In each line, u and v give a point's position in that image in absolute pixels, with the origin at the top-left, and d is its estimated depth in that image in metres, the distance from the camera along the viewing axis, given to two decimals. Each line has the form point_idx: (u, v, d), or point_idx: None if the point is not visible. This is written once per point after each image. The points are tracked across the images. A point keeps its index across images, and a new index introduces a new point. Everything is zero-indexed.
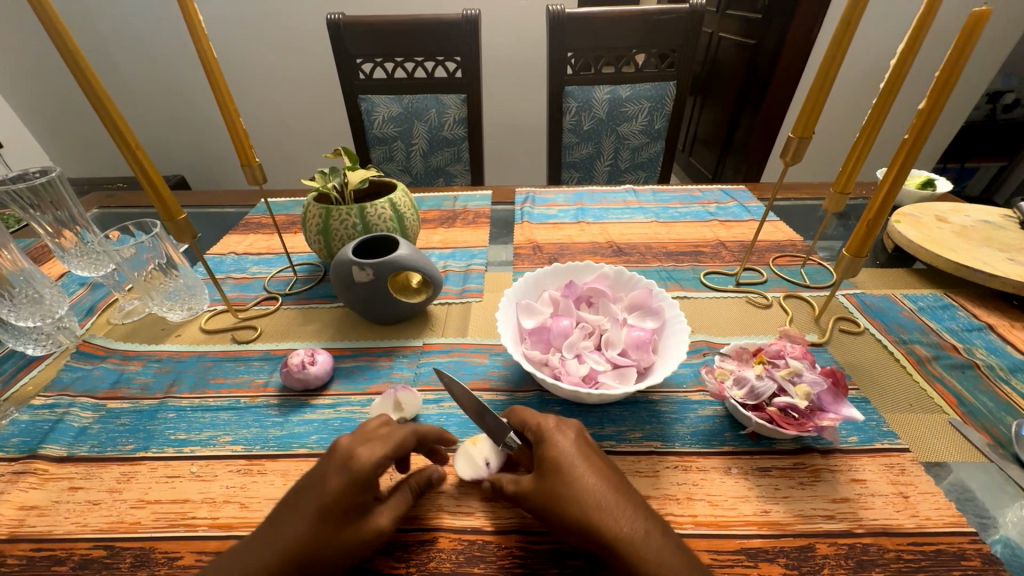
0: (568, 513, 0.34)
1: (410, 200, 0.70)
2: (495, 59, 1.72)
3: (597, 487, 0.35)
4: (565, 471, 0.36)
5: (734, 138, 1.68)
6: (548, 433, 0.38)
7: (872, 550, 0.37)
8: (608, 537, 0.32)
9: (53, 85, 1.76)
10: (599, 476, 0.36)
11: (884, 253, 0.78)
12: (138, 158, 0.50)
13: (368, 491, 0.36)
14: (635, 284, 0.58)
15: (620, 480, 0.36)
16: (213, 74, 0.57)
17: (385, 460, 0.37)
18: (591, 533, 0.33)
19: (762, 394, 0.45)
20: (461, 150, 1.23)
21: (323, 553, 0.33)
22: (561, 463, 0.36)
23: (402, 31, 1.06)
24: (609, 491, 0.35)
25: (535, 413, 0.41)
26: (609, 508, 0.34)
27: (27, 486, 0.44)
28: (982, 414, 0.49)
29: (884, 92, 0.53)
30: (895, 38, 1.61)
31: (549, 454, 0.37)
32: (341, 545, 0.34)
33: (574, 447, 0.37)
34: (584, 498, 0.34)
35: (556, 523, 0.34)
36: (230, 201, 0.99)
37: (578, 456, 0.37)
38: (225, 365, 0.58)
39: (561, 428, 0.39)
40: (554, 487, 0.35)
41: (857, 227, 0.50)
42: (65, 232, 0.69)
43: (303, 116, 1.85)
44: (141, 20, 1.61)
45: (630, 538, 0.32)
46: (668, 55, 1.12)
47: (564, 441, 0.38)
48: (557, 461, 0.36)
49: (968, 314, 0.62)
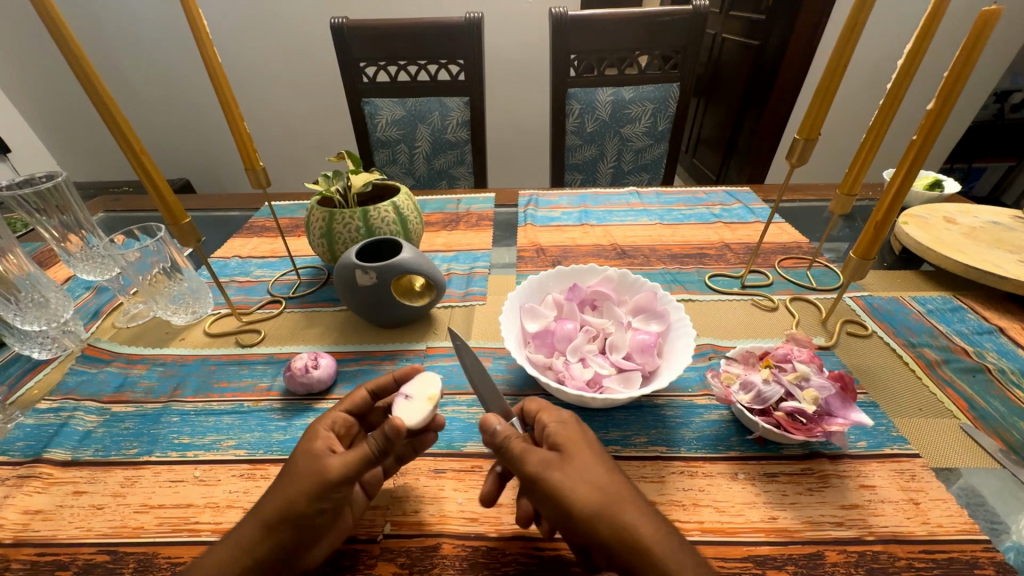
0: (588, 500, 0.32)
1: (414, 204, 0.70)
2: (498, 61, 1.72)
3: (621, 484, 0.33)
4: (585, 468, 0.33)
5: (739, 139, 1.68)
6: (568, 423, 0.37)
7: (882, 557, 0.36)
8: (631, 533, 0.31)
9: (60, 90, 1.77)
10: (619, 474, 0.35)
11: (891, 255, 0.77)
12: (143, 163, 0.50)
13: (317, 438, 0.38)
14: (639, 286, 0.57)
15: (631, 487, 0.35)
16: (218, 80, 0.57)
17: (335, 415, 0.40)
18: (615, 524, 0.31)
19: (769, 398, 0.44)
20: (465, 153, 1.23)
21: (277, 497, 0.35)
22: (584, 454, 0.35)
23: (405, 35, 1.06)
24: (631, 489, 0.33)
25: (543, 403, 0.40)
26: (633, 505, 0.32)
27: (32, 490, 0.44)
28: (994, 419, 0.48)
29: (891, 93, 0.52)
30: (902, 38, 1.60)
31: (571, 442, 0.35)
32: (289, 487, 0.35)
33: (595, 442, 0.36)
34: (610, 491, 0.33)
35: (568, 512, 0.32)
36: (235, 205, 0.99)
37: (599, 450, 0.36)
38: (229, 369, 0.58)
39: (575, 424, 0.37)
40: (579, 473, 0.33)
41: (865, 229, 0.50)
42: (70, 237, 0.69)
43: (307, 119, 1.86)
44: (147, 26, 1.63)
45: (651, 538, 0.31)
46: (671, 57, 1.11)
47: (584, 435, 0.36)
48: (580, 451, 0.35)
49: (978, 317, 0.62)
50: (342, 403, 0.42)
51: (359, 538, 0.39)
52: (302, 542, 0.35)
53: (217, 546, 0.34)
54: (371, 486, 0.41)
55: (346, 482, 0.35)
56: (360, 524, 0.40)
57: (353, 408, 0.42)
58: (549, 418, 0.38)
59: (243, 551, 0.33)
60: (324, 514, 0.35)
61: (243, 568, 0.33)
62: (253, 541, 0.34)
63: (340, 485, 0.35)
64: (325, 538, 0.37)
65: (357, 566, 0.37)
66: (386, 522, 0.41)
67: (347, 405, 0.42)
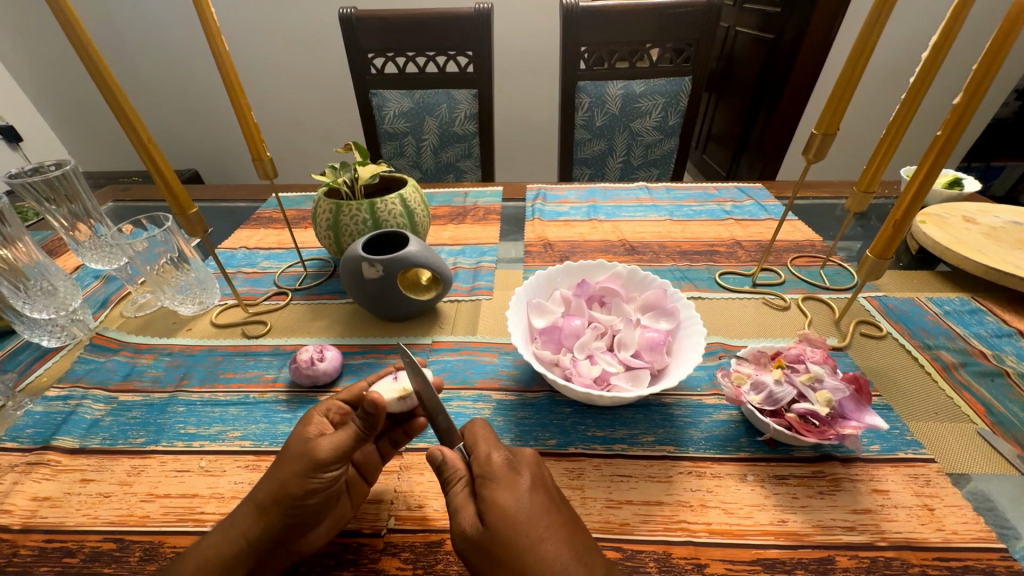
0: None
1: (421, 196, 0.69)
2: (507, 53, 1.70)
3: (555, 555, 0.29)
4: (515, 540, 0.30)
5: (750, 135, 1.65)
6: (496, 479, 0.33)
7: (894, 564, 0.36)
8: None
9: (69, 79, 1.78)
10: (561, 537, 0.31)
11: (907, 255, 0.75)
12: (150, 152, 0.49)
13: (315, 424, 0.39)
14: (649, 283, 0.57)
15: (586, 540, 0.31)
16: (225, 69, 0.57)
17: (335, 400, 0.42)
18: None
19: (780, 399, 0.43)
20: (472, 146, 1.22)
21: (269, 481, 0.36)
22: (510, 523, 0.31)
23: (413, 26, 1.05)
24: (568, 561, 0.29)
25: (486, 435, 0.36)
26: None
27: (40, 477, 0.45)
28: (1013, 425, 0.47)
29: (914, 87, 0.51)
30: (922, 31, 1.56)
31: (496, 508, 0.31)
32: (280, 469, 0.36)
33: (529, 501, 0.32)
34: (538, 570, 0.29)
35: None
36: (242, 196, 0.99)
37: (531, 513, 0.31)
38: (235, 360, 0.58)
39: (515, 476, 0.33)
40: (501, 549, 0.30)
41: (883, 228, 0.48)
42: (79, 226, 0.70)
43: (314, 111, 1.85)
44: (156, 15, 1.63)
45: None
46: (684, 49, 1.09)
47: (512, 494, 0.32)
48: (504, 520, 0.31)
49: (997, 320, 0.60)
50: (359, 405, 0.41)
51: (362, 532, 0.39)
52: (296, 524, 0.36)
53: (218, 530, 0.36)
54: (369, 470, 0.42)
55: (336, 462, 0.36)
56: (364, 518, 0.40)
57: (351, 398, 0.42)
58: (486, 462, 0.34)
59: (237, 533, 0.35)
60: (317, 497, 0.36)
61: (238, 550, 0.35)
62: (248, 523, 0.35)
63: (330, 465, 0.36)
64: (323, 522, 0.38)
65: (360, 560, 0.37)
66: (389, 516, 0.40)
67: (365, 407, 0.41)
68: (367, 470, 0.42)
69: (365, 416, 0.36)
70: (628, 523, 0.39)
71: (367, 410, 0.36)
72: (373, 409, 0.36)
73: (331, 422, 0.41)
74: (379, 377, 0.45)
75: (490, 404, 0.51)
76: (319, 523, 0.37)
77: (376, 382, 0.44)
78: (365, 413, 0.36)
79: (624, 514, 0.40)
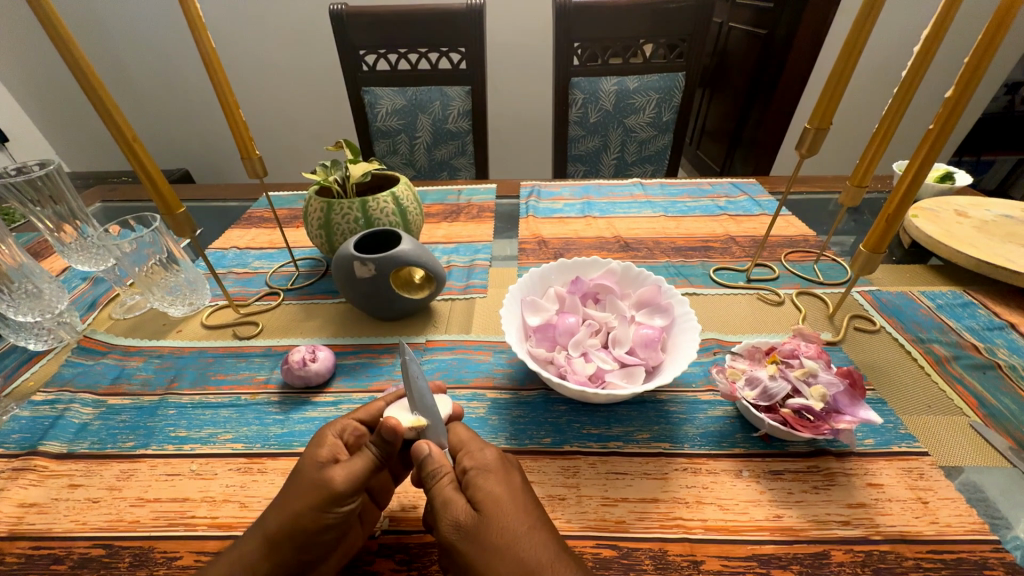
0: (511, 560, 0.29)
1: (413, 194, 0.68)
2: (500, 50, 1.69)
3: (546, 545, 0.30)
4: (509, 524, 0.30)
5: (744, 131, 1.65)
6: (489, 470, 0.34)
7: (889, 558, 0.36)
8: None
9: (55, 78, 1.75)
10: (550, 531, 0.31)
11: (900, 249, 0.76)
12: (136, 152, 0.48)
13: (327, 450, 0.37)
14: (644, 280, 0.56)
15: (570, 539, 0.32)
16: (211, 65, 0.55)
17: (344, 421, 0.39)
18: None
19: (775, 395, 0.43)
20: (466, 143, 1.21)
21: (281, 513, 0.34)
22: (505, 509, 0.31)
23: (405, 23, 1.04)
24: (558, 551, 0.29)
25: (473, 440, 0.37)
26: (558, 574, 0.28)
27: (27, 483, 0.44)
28: (1004, 417, 0.47)
29: (906, 81, 0.51)
30: (914, 26, 1.56)
31: (490, 495, 0.32)
32: (294, 500, 0.34)
33: (521, 493, 0.33)
34: (532, 553, 0.29)
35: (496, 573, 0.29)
36: (233, 195, 0.98)
37: (524, 505, 0.32)
38: (226, 361, 0.57)
39: (506, 471, 0.34)
40: (496, 532, 0.30)
41: (876, 222, 0.48)
42: (64, 227, 0.68)
43: (306, 109, 1.84)
44: (143, 12, 1.60)
45: None
46: (677, 45, 1.09)
47: (506, 484, 0.33)
48: (499, 506, 0.31)
49: (989, 312, 0.60)
50: (356, 411, 0.41)
51: None
52: (310, 558, 0.34)
53: (222, 561, 0.33)
54: (380, 493, 0.40)
55: (352, 494, 0.35)
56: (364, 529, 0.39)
57: (368, 420, 0.40)
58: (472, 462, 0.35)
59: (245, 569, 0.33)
60: (332, 531, 0.35)
61: None
62: (258, 558, 0.33)
63: (347, 498, 0.35)
64: (334, 555, 0.36)
65: (354, 563, 0.37)
66: (384, 517, 0.40)
67: (361, 413, 0.40)
68: (379, 493, 0.40)
69: (382, 443, 0.36)
70: (624, 521, 0.39)
71: (384, 438, 0.36)
72: (391, 437, 0.36)
73: (346, 444, 0.38)
74: (399, 397, 0.42)
75: (485, 404, 0.50)
76: (329, 556, 0.36)
77: (395, 402, 0.42)
78: (381, 441, 0.36)
79: (620, 511, 0.40)
